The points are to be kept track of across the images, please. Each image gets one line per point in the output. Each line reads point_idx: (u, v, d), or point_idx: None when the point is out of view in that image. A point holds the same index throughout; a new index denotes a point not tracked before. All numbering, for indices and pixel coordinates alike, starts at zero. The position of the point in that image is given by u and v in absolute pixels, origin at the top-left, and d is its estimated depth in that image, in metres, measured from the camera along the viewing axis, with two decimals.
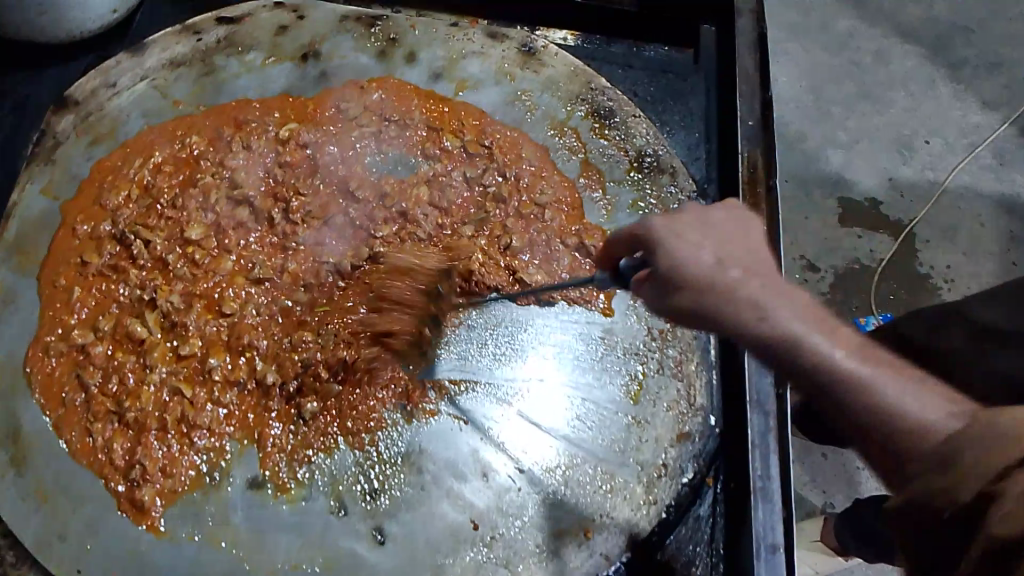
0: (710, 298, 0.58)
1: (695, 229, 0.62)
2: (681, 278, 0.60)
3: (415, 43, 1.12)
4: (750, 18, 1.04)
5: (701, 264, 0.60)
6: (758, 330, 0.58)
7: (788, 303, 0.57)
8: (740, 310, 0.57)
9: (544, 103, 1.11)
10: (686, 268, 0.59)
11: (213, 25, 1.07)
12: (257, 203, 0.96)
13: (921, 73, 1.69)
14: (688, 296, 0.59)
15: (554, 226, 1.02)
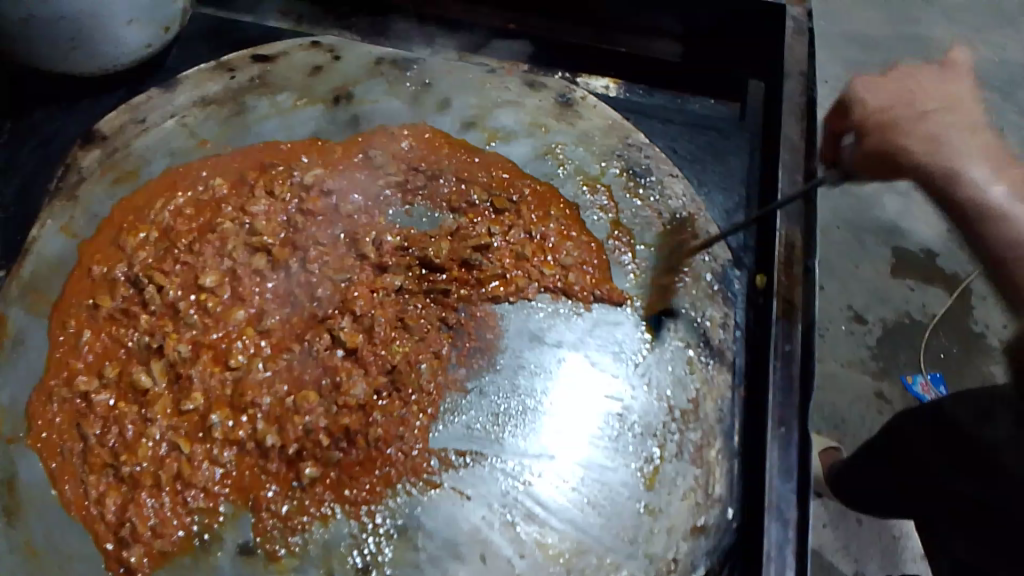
0: (919, 103, 0.73)
1: (895, 78, 0.76)
2: (921, 80, 0.75)
3: (448, 89, 1.09)
4: (798, 81, 1.02)
5: (937, 91, 0.74)
6: (943, 127, 0.71)
7: (964, 117, 0.71)
8: (922, 112, 0.72)
9: (576, 157, 1.07)
10: (917, 88, 0.74)
11: (247, 63, 1.07)
12: (274, 253, 0.93)
13: (991, 118, 1.56)
14: (916, 95, 0.74)
15: (576, 290, 0.97)
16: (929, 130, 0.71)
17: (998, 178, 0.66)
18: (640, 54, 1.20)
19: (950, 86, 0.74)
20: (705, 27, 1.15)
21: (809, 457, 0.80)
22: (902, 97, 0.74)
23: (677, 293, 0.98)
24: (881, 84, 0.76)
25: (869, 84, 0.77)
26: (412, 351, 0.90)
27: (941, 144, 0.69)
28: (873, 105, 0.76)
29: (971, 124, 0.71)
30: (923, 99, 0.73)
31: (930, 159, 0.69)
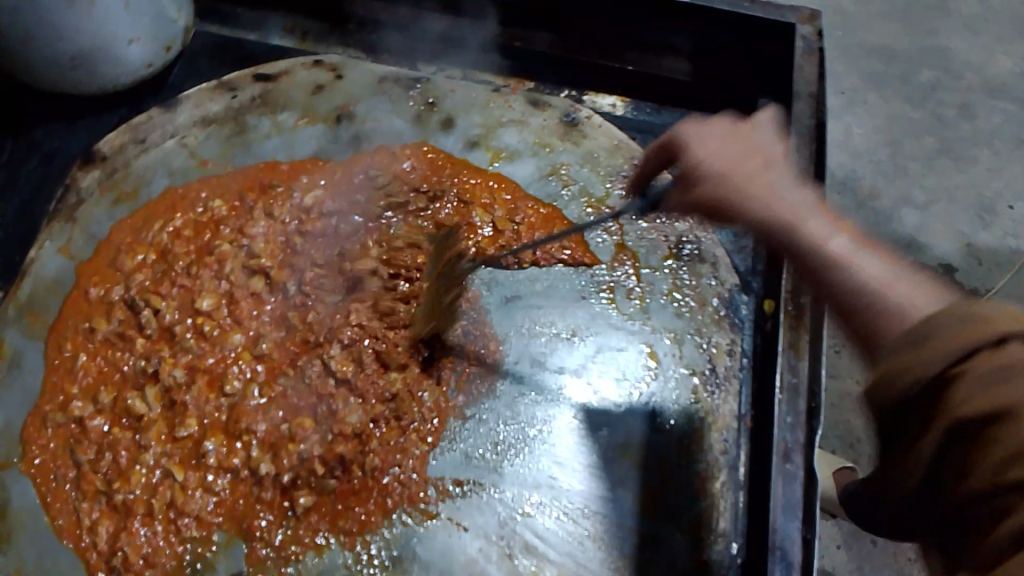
0: (747, 151, 0.67)
1: (728, 129, 0.70)
2: (753, 133, 0.69)
3: (452, 108, 1.08)
4: (807, 104, 1.00)
5: (761, 144, 0.68)
6: (765, 182, 0.64)
7: (789, 175, 0.65)
8: (764, 165, 0.66)
9: (581, 178, 1.06)
10: (721, 139, 0.69)
11: (249, 82, 1.06)
12: (272, 274, 0.93)
13: (1011, 130, 1.52)
14: (738, 142, 0.68)
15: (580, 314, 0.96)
16: (780, 184, 0.64)
17: (859, 245, 0.58)
18: (648, 71, 1.18)
19: (778, 141, 0.69)
20: (715, 46, 1.13)
21: (814, 496, 0.77)
22: (725, 146, 0.68)
23: (682, 317, 0.97)
24: (723, 134, 0.70)
25: (705, 128, 0.72)
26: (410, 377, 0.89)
27: (756, 197, 0.64)
28: (731, 135, 0.70)
29: (808, 186, 0.65)
30: (762, 144, 0.68)
31: (773, 219, 0.62)
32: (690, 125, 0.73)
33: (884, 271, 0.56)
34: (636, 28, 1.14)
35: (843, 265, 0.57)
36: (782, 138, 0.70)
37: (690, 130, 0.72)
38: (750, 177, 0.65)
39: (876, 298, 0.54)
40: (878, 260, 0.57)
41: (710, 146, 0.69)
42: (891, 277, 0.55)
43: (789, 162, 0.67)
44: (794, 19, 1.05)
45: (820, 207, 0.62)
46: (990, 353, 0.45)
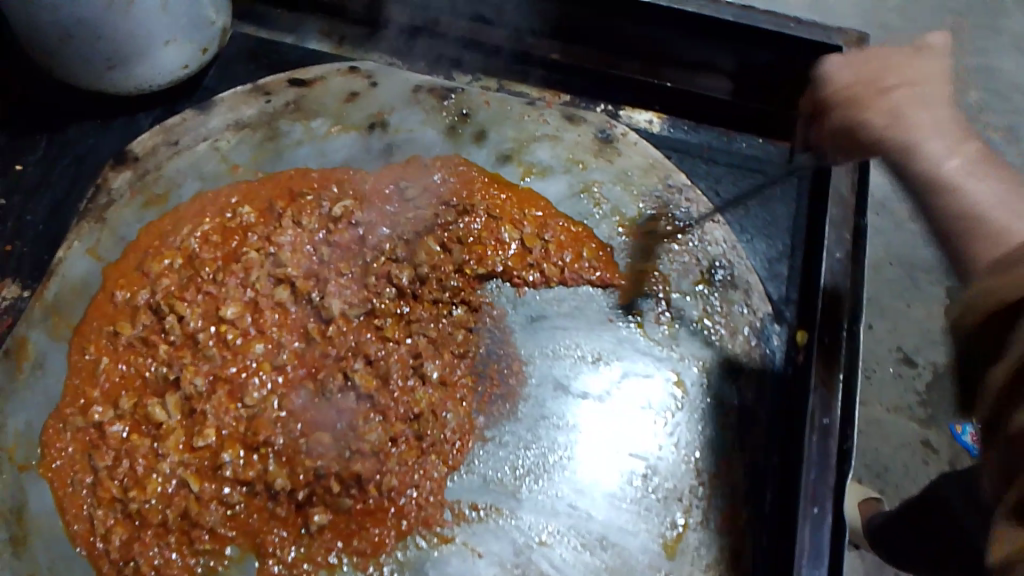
0: (886, 70, 0.68)
1: (876, 54, 0.70)
2: (913, 57, 0.68)
3: (485, 120, 1.07)
4: None
5: (923, 71, 0.67)
6: (907, 100, 0.65)
7: (938, 99, 0.65)
8: (883, 89, 0.67)
9: (613, 198, 1.03)
10: (864, 66, 0.69)
11: (284, 87, 1.05)
12: (297, 284, 0.92)
13: None
14: (897, 68, 0.68)
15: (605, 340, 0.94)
16: (912, 104, 0.65)
17: (974, 171, 0.60)
18: (689, 90, 1.15)
19: (942, 67, 0.68)
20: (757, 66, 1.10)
21: (841, 547, 0.75)
22: (879, 66, 0.68)
23: (711, 347, 0.94)
24: (892, 57, 0.69)
25: (869, 53, 0.70)
26: (430, 398, 0.88)
27: (875, 115, 0.66)
28: (886, 58, 0.69)
29: (951, 111, 0.65)
30: (912, 66, 0.67)
31: (896, 134, 0.64)
32: (857, 52, 0.72)
33: (998, 197, 0.58)
34: (676, 44, 1.11)
35: (959, 185, 0.60)
36: (942, 57, 0.68)
37: (857, 52, 0.71)
38: (885, 94, 0.66)
39: (981, 217, 0.57)
40: (997, 189, 0.59)
41: (851, 69, 0.70)
42: (1001, 202, 0.57)
43: (944, 84, 0.67)
44: (841, 41, 1.04)
45: (954, 133, 0.63)
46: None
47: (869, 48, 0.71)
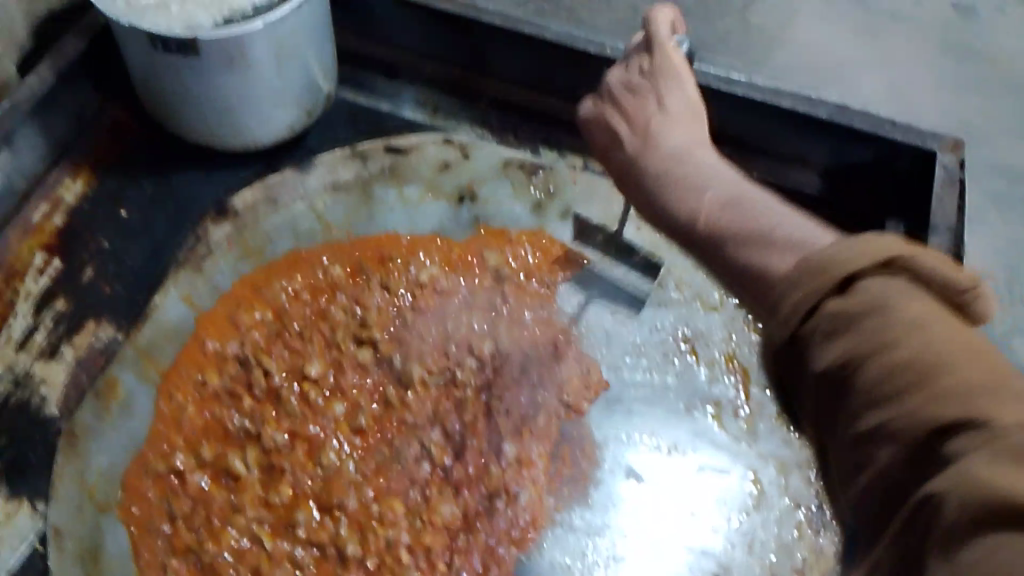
0: (648, 110, 0.77)
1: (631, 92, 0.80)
2: (665, 89, 0.78)
3: (571, 197, 1.08)
4: (946, 238, 0.96)
5: (674, 105, 0.77)
6: (677, 146, 0.72)
7: (691, 134, 0.73)
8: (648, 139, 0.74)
9: (697, 283, 1.03)
10: (624, 114, 0.79)
11: (380, 153, 1.09)
12: (380, 346, 0.93)
13: None
14: (647, 109, 0.77)
15: (682, 429, 0.93)
16: (682, 151, 0.71)
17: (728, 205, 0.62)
18: (777, 181, 1.16)
19: (683, 87, 0.78)
20: (854, 164, 1.12)
21: None
22: (641, 116, 0.77)
23: (791, 446, 0.92)
24: (644, 90, 0.79)
25: (619, 92, 0.81)
26: (500, 474, 0.87)
27: (649, 167, 0.72)
28: (644, 89, 0.79)
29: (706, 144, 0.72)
30: (664, 103, 0.77)
31: (677, 190, 0.68)
32: (614, 88, 0.82)
33: (776, 223, 0.58)
34: (773, 136, 1.13)
35: (734, 220, 0.60)
36: (685, 78, 0.78)
37: (616, 91, 0.81)
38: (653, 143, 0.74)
39: (768, 246, 0.56)
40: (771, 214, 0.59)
41: (625, 126, 0.78)
42: (786, 223, 0.57)
43: (696, 121, 0.75)
44: (937, 146, 1.05)
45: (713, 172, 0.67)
46: (840, 298, 0.47)
47: (625, 75, 0.82)
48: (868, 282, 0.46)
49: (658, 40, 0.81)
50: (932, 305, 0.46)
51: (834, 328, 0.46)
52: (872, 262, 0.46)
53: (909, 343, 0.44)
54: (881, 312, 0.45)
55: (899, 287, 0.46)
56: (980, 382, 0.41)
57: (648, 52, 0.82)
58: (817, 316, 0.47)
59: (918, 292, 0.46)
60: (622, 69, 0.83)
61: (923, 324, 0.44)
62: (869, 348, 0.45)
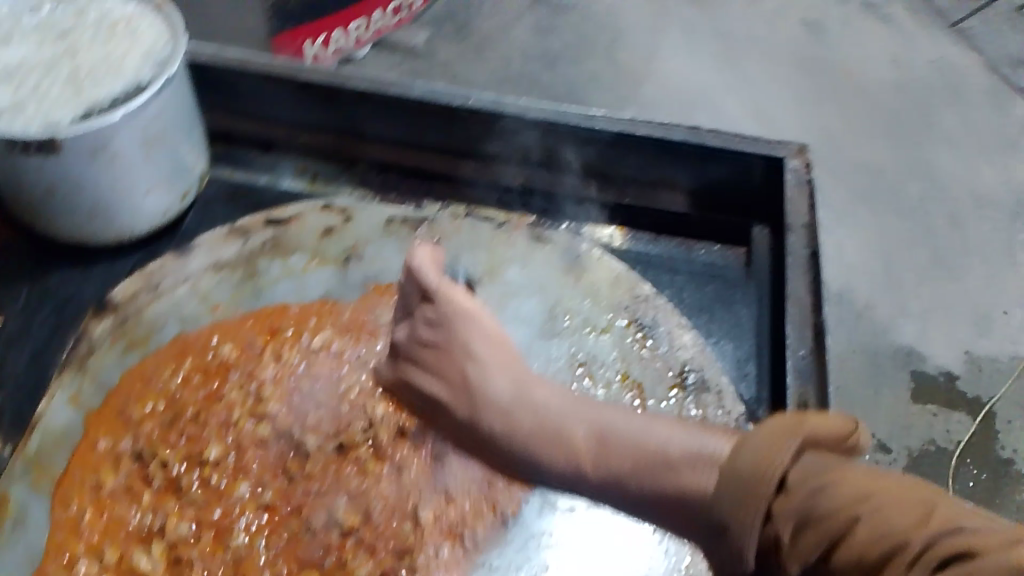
0: (455, 361, 0.84)
1: (440, 346, 0.86)
2: (459, 334, 0.85)
3: (457, 247, 1.14)
4: (801, 235, 1.05)
5: (478, 347, 0.84)
6: (509, 392, 0.80)
7: (507, 369, 0.82)
8: (479, 381, 0.81)
9: (584, 311, 1.11)
10: (439, 372, 0.86)
11: (261, 226, 1.09)
12: (279, 420, 0.93)
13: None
14: (455, 354, 0.85)
15: None
16: (517, 395, 0.79)
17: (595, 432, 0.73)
18: (647, 206, 1.21)
19: (477, 325, 0.85)
20: (714, 181, 1.19)
21: None
22: (454, 365, 0.84)
23: None
24: (443, 345, 0.86)
25: (413, 350, 0.89)
26: (410, 531, 0.88)
27: (495, 426, 0.79)
28: (444, 348, 0.86)
29: (517, 369, 0.82)
30: (465, 344, 0.84)
31: (540, 445, 0.75)
32: (407, 344, 0.89)
33: (664, 442, 0.68)
34: (636, 164, 1.19)
35: (622, 457, 0.70)
36: (470, 310, 0.87)
37: (412, 345, 0.89)
38: (485, 382, 0.81)
39: (676, 473, 0.65)
40: (655, 430, 0.69)
41: (436, 381, 0.86)
42: (668, 441, 0.68)
43: (497, 348, 0.84)
44: (785, 152, 1.13)
45: (555, 404, 0.77)
46: (782, 497, 0.56)
47: (414, 329, 0.89)
48: (793, 471, 0.57)
49: (432, 287, 0.89)
50: (847, 466, 0.58)
51: (793, 524, 0.56)
52: (791, 453, 0.57)
53: (866, 511, 0.54)
54: (824, 494, 0.55)
55: (820, 460, 0.58)
56: (942, 525, 0.52)
57: (427, 299, 0.89)
58: (772, 521, 0.56)
59: (831, 458, 0.58)
60: (405, 324, 0.91)
61: (864, 492, 0.55)
62: (831, 525, 0.55)
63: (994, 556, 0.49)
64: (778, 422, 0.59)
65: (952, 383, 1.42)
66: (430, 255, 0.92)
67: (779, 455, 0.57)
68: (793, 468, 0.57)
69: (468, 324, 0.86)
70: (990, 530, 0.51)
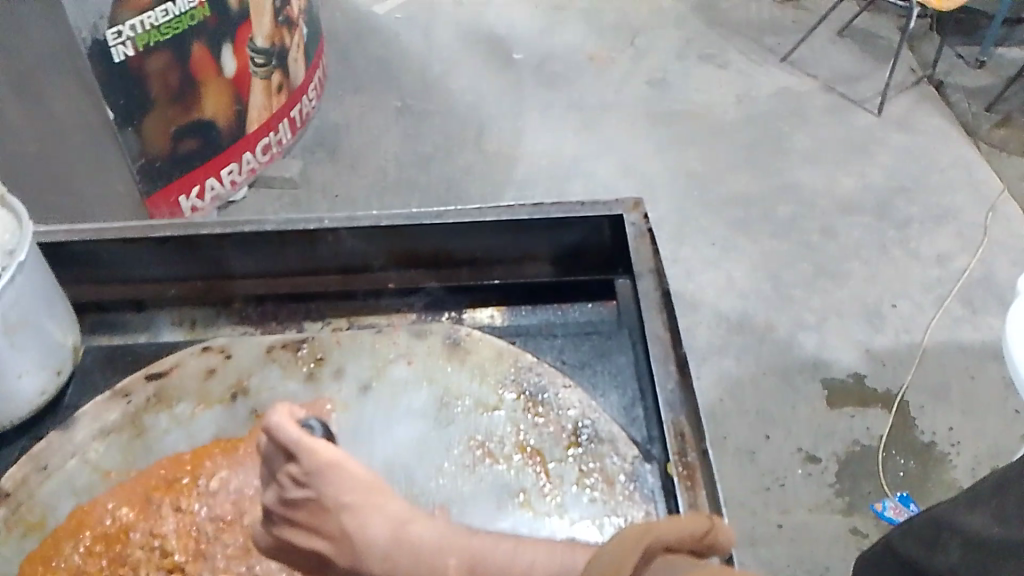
0: (329, 515, 0.76)
1: (320, 505, 0.77)
2: (330, 488, 0.77)
3: (340, 358, 1.19)
4: (650, 278, 1.14)
5: (352, 496, 0.77)
6: (387, 533, 0.74)
7: (388, 514, 0.76)
8: (353, 534, 0.75)
9: (474, 392, 1.16)
10: (315, 528, 0.77)
11: (142, 384, 1.14)
12: (186, 568, 0.97)
13: (839, 252, 2.16)
14: (331, 508, 0.76)
15: (483, 514, 1.02)
16: (399, 536, 0.74)
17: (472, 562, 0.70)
18: (516, 280, 1.30)
19: (346, 472, 0.78)
20: (570, 245, 1.27)
21: None
22: (329, 519, 0.76)
23: (596, 503, 1.03)
24: (313, 500, 0.77)
25: (291, 514, 0.79)
26: None
27: (375, 570, 0.74)
28: (314, 502, 0.77)
29: (395, 510, 0.77)
30: (337, 495, 0.77)
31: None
32: (276, 507, 0.80)
33: (529, 564, 0.68)
34: (495, 247, 1.27)
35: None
36: (341, 459, 0.78)
37: (282, 508, 0.79)
38: (365, 533, 0.75)
39: None
40: (530, 552, 0.69)
41: (314, 539, 0.78)
42: (534, 557, 0.69)
43: (377, 495, 0.77)
44: (621, 209, 1.22)
45: (436, 540, 0.73)
46: None
47: (282, 490, 0.79)
48: None
49: (292, 442, 0.78)
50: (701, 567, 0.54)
51: None
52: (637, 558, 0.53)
53: None
54: None
55: (666, 565, 0.54)
56: None
57: (289, 454, 0.79)
58: None
59: (681, 561, 0.55)
60: (272, 488, 0.81)
61: None
62: None
63: None
64: (627, 532, 0.56)
65: (860, 381, 1.86)
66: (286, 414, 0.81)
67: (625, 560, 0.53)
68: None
69: (342, 474, 0.77)
70: None
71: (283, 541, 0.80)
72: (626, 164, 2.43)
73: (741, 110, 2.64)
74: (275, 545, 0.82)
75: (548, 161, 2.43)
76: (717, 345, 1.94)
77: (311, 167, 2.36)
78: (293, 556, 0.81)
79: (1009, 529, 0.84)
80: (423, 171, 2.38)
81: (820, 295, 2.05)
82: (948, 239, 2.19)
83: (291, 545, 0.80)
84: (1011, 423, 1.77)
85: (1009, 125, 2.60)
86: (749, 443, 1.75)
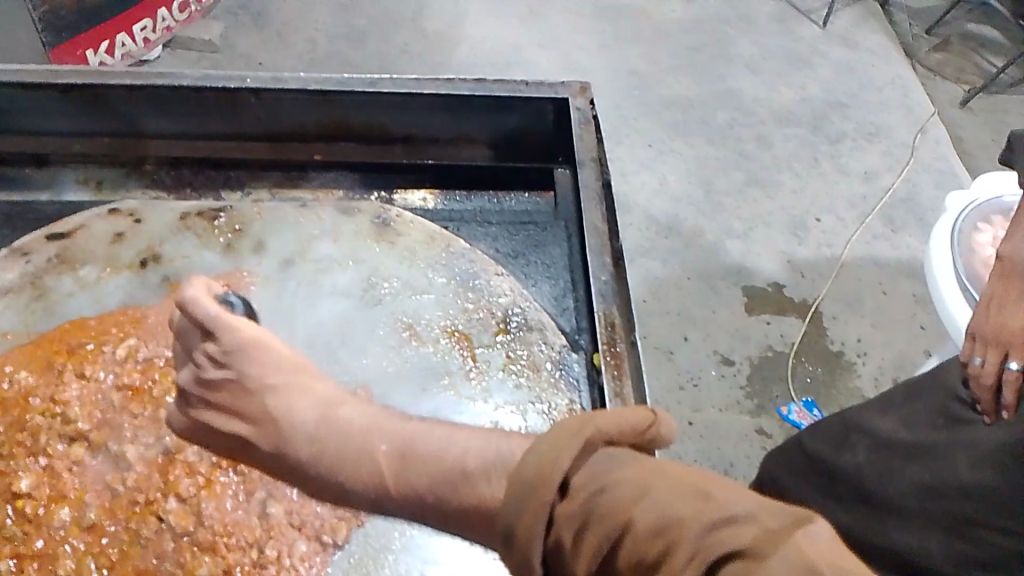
0: (249, 395, 0.69)
1: (241, 386, 0.70)
2: (252, 369, 0.70)
3: (261, 231, 1.13)
4: (592, 168, 1.10)
5: (274, 376, 0.69)
6: (312, 416, 0.65)
7: (316, 397, 0.67)
8: (277, 417, 0.66)
9: (403, 274, 1.12)
10: (236, 410, 0.70)
11: (43, 244, 1.06)
12: (91, 438, 0.93)
13: (773, 163, 2.16)
14: (253, 387, 0.69)
15: (406, 396, 1.01)
16: (323, 418, 0.65)
17: (396, 448, 0.59)
18: (452, 163, 1.24)
19: (268, 352, 0.71)
20: (510, 129, 1.21)
21: None
22: (248, 400, 0.69)
23: (521, 389, 1.02)
24: (232, 382, 0.70)
25: (210, 395, 0.72)
26: (228, 527, 0.90)
27: (302, 454, 0.64)
28: (234, 384, 0.70)
29: (325, 393, 0.68)
30: (258, 376, 0.70)
31: (345, 467, 0.61)
32: (193, 388, 0.74)
33: (462, 451, 0.56)
34: (432, 125, 1.20)
35: (422, 471, 0.57)
36: (267, 340, 0.73)
37: (200, 390, 0.73)
38: (288, 416, 0.66)
39: (472, 482, 0.53)
40: (461, 437, 0.57)
41: (234, 421, 0.70)
42: (469, 447, 0.56)
43: (306, 375, 0.70)
44: (567, 92, 1.17)
45: (361, 422, 0.63)
46: (563, 502, 0.48)
47: (198, 370, 0.74)
48: (575, 475, 0.49)
49: (211, 320, 0.74)
50: (640, 463, 0.51)
51: (576, 530, 0.48)
52: (573, 455, 0.49)
53: (643, 509, 0.47)
54: (605, 492, 0.48)
55: (604, 460, 0.51)
56: (717, 514, 0.46)
57: (206, 334, 0.74)
58: (553, 525, 0.48)
59: (621, 455, 0.51)
60: (187, 367, 0.76)
61: (645, 487, 0.49)
62: (610, 523, 0.48)
63: (783, 551, 0.42)
64: (564, 424, 0.51)
65: (779, 289, 1.91)
66: (202, 289, 0.77)
67: (561, 457, 0.49)
68: (574, 471, 0.49)
69: (267, 355, 0.71)
70: (767, 514, 0.46)
71: (206, 426, 0.73)
72: (569, 56, 2.35)
73: (689, 10, 2.58)
74: (199, 433, 0.75)
75: (488, 46, 2.33)
76: (645, 247, 1.94)
77: (234, 33, 2.20)
78: (217, 442, 0.74)
79: (915, 432, 0.88)
80: (355, 45, 2.25)
81: (750, 204, 2.06)
82: (876, 157, 2.22)
83: (214, 431, 0.72)
84: (915, 338, 1.86)
85: (947, 50, 2.62)
86: (668, 343, 1.79)
